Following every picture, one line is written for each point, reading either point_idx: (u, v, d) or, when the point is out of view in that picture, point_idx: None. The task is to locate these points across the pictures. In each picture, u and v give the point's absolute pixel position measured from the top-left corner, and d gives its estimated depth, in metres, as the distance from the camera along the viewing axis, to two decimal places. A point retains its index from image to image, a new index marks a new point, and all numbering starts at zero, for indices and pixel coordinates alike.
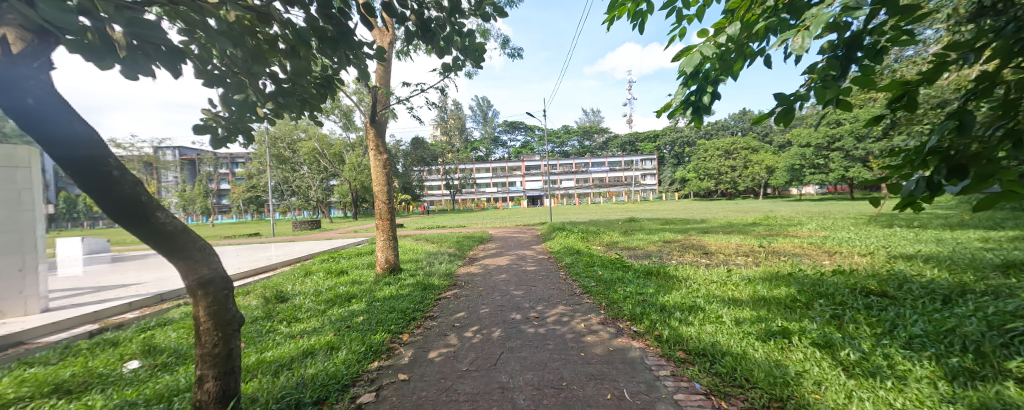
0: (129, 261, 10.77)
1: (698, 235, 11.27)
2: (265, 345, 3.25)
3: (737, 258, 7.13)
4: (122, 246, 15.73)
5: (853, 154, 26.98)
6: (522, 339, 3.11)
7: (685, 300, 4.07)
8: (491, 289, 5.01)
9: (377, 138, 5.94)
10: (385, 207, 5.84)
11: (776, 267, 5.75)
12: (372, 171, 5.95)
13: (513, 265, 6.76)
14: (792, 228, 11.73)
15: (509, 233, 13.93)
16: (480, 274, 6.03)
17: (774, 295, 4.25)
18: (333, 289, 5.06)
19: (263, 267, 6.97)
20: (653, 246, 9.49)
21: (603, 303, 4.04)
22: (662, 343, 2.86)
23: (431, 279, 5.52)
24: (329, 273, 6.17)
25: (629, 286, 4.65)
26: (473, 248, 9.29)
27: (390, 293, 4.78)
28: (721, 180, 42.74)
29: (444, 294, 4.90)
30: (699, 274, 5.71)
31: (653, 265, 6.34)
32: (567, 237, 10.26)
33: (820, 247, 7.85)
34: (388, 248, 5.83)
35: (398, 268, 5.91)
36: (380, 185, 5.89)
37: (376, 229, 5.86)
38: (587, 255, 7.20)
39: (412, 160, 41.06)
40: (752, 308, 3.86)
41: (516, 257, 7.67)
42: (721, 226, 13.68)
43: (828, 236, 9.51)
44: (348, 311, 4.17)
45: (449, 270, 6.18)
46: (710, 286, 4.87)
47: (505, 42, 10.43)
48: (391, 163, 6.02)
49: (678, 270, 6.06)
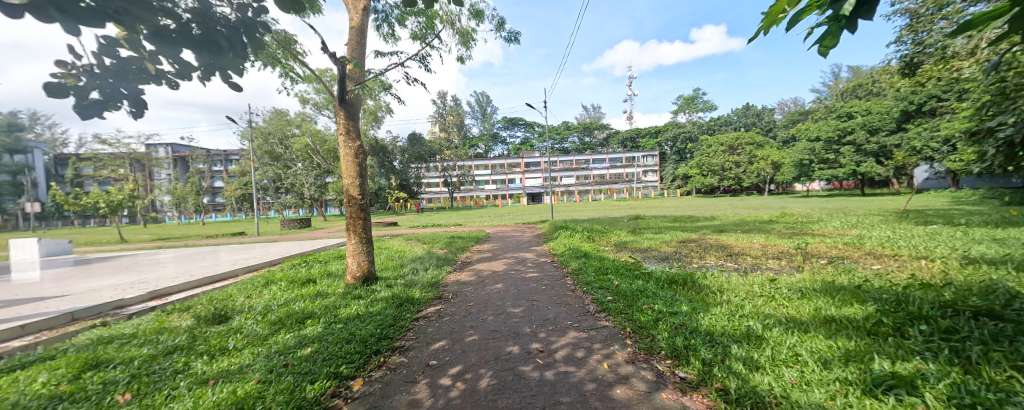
0: (92, 263, 9.77)
1: (715, 234, 10.27)
2: (155, 401, 2.25)
3: (772, 263, 6.11)
4: (96, 247, 14.74)
5: (865, 148, 26.00)
6: (520, 394, 2.13)
7: (736, 325, 3.12)
8: (482, 305, 4.01)
9: (347, 121, 4.95)
10: (357, 203, 4.83)
11: (827, 276, 4.76)
12: (342, 161, 4.94)
13: (511, 272, 5.75)
14: (816, 226, 10.75)
15: (507, 232, 12.91)
16: (472, 284, 5.06)
17: (849, 316, 3.28)
18: (289, 306, 4.08)
19: (220, 276, 5.97)
20: (669, 248, 8.44)
21: (628, 328, 3.08)
22: (733, 405, 1.92)
23: (410, 292, 4.52)
24: (293, 283, 5.20)
25: (657, 302, 3.67)
26: (467, 250, 8.28)
27: (356, 312, 3.82)
28: (725, 176, 41.82)
29: (424, 312, 3.92)
30: (738, 283, 4.69)
31: (675, 272, 5.35)
32: (571, 237, 9.28)
33: (862, 249, 6.86)
34: (360, 254, 4.84)
35: (371, 277, 4.91)
36: (351, 177, 4.89)
37: (346, 232, 4.84)
38: (597, 259, 6.18)
39: (410, 156, 40.07)
40: (827, 338, 2.93)
41: (514, 261, 6.68)
42: (736, 224, 12.70)
43: (862, 235, 8.56)
44: (297, 338, 3.21)
45: (434, 280, 5.18)
46: (758, 301, 3.90)
47: (500, 24, 9.47)
48: (366, 150, 5.01)
49: (708, 278, 5.06)
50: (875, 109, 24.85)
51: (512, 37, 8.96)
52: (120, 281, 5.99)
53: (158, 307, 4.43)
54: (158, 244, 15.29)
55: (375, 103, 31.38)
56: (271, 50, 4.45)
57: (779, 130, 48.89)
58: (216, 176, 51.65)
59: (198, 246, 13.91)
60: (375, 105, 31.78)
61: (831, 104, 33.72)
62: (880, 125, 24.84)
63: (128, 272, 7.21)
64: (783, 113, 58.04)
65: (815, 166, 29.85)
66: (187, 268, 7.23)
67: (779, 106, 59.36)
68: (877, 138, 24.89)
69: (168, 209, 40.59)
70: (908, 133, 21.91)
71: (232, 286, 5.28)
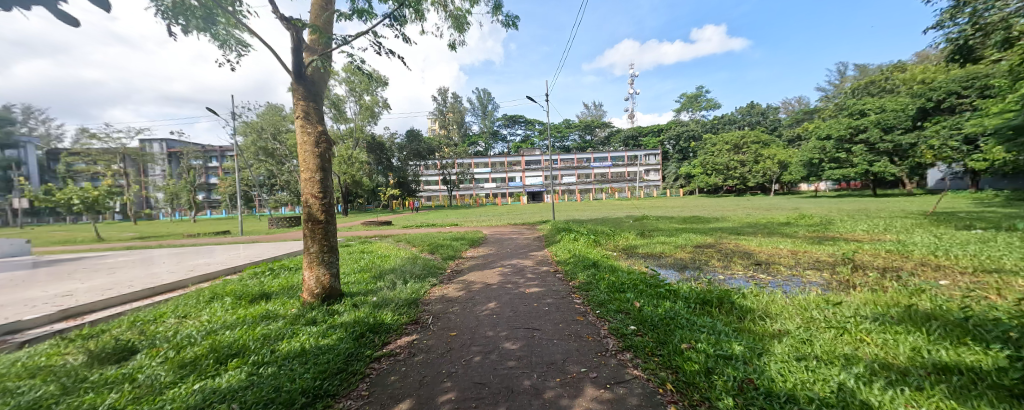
0: (47, 265, 8.87)
1: (732, 238, 9.34)
2: None
3: (814, 277, 5.22)
4: (67, 246, 13.78)
5: (878, 147, 24.94)
6: None
7: (823, 382, 2.18)
8: (468, 337, 3.08)
9: (305, 101, 4.02)
10: (317, 203, 3.92)
11: (900, 297, 3.82)
12: (298, 152, 4.02)
13: (507, 287, 4.77)
14: (840, 229, 9.84)
15: (504, 234, 11.98)
16: (458, 303, 4.14)
17: (970, 364, 2.35)
18: (218, 336, 3.17)
19: (164, 288, 5.08)
20: (685, 255, 7.52)
21: (669, 385, 2.16)
22: None
23: (380, 315, 3.61)
24: (242, 299, 4.30)
25: (698, 338, 2.74)
26: (458, 256, 7.32)
27: (302, 347, 2.88)
28: (729, 176, 40.90)
29: (392, 346, 3.01)
30: (786, 305, 3.78)
31: (707, 288, 4.39)
32: (575, 242, 8.31)
33: (913, 259, 5.95)
34: (320, 265, 3.93)
35: (335, 292, 4.02)
36: (309, 172, 3.97)
37: (303, 238, 3.94)
38: (608, 270, 5.27)
39: (408, 154, 39.14)
40: (959, 404, 2.00)
41: (511, 270, 5.73)
42: (751, 226, 11.87)
43: (899, 240, 7.68)
44: (205, 390, 2.28)
45: (414, 296, 4.27)
46: (825, 334, 2.98)
47: (497, 7, 8.51)
48: (330, 139, 4.11)
49: (748, 296, 4.12)
50: (890, 106, 23.77)
51: (509, 22, 7.95)
52: (48, 290, 5.10)
53: (61, 333, 3.51)
54: (133, 243, 14.37)
55: (370, 98, 30.43)
56: (201, 9, 3.58)
57: (784, 129, 47.82)
58: (210, 172, 50.58)
59: (174, 246, 13.04)
60: (371, 100, 30.81)
61: (841, 101, 32.73)
62: (895, 122, 23.71)
63: (71, 277, 6.31)
64: (787, 113, 57.02)
65: (824, 165, 28.86)
66: (142, 273, 6.35)
67: (782, 105, 58.48)
68: (891, 136, 23.83)
69: (161, 205, 39.73)
70: (926, 131, 21.06)
71: (170, 303, 4.36)
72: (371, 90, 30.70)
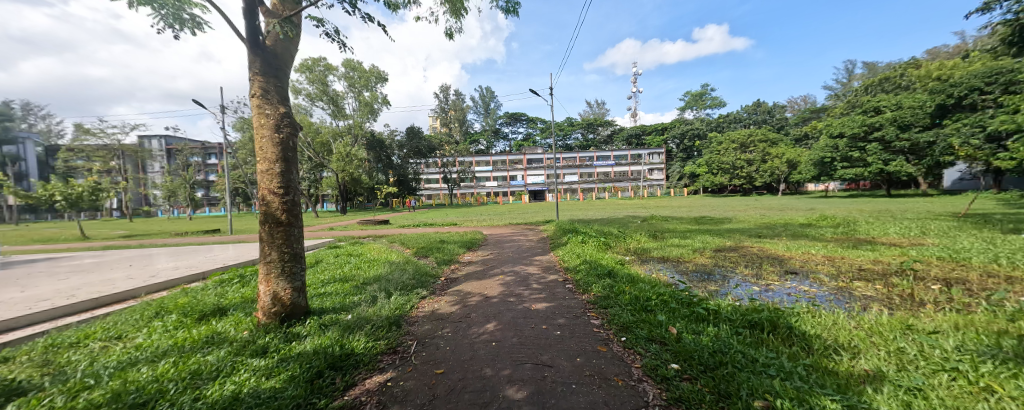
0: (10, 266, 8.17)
1: (754, 241, 8.52)
2: None
3: (868, 291, 4.43)
4: (45, 245, 13.05)
5: (894, 145, 24.10)
6: None
7: None
8: (458, 379, 2.33)
9: (263, 76, 3.29)
10: (277, 202, 3.19)
11: (1003, 322, 3.03)
12: (256, 138, 3.28)
13: (509, 301, 4.02)
14: (871, 232, 9.03)
15: (506, 235, 11.19)
16: (450, 324, 3.39)
17: None
18: (131, 374, 2.40)
19: (108, 299, 4.36)
20: (707, 260, 6.70)
21: None
22: None
23: (350, 342, 2.87)
24: (188, 317, 3.55)
25: (771, 388, 1.99)
26: (455, 261, 6.56)
27: (234, 392, 2.14)
28: (736, 175, 40.03)
29: (356, 392, 2.26)
30: (858, 331, 3.03)
31: (749, 305, 3.63)
32: (584, 245, 7.52)
33: (977, 268, 5.13)
34: (279, 278, 3.22)
35: (297, 310, 3.31)
36: (268, 163, 3.23)
37: (258, 244, 3.21)
38: (625, 280, 4.53)
39: (409, 151, 38.43)
40: None
41: (514, 280, 4.95)
42: (770, 227, 11.08)
43: (946, 245, 6.87)
44: None
45: (397, 315, 3.53)
46: (936, 379, 2.19)
47: None
48: (294, 123, 3.38)
49: (803, 317, 3.36)
50: (908, 103, 23.00)
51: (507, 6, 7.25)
52: None
53: None
54: (116, 242, 13.67)
55: (370, 94, 29.78)
56: None
57: (791, 128, 46.95)
58: (209, 170, 50.04)
59: (157, 245, 12.34)
60: (371, 96, 30.15)
61: (853, 99, 31.85)
62: (912, 120, 23.00)
63: (18, 283, 5.59)
64: (793, 112, 56.00)
65: (836, 164, 28.05)
66: (97, 279, 5.62)
67: (789, 104, 57.44)
68: (908, 134, 23.06)
69: (158, 203, 39.30)
70: (945, 128, 20.33)
71: (106, 321, 3.66)
72: (371, 86, 30.07)
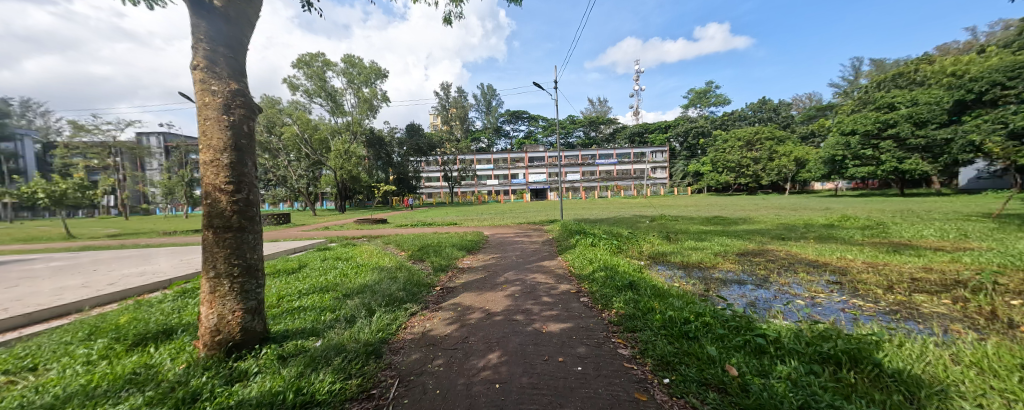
0: None
1: (779, 244, 7.81)
2: None
3: (939, 307, 3.74)
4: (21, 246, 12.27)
5: (909, 142, 23.29)
6: None
7: None
8: None
9: (208, 44, 2.61)
10: (224, 202, 2.51)
11: None
12: (200, 121, 2.60)
13: (515, 321, 3.33)
14: (903, 234, 8.34)
15: (508, 236, 10.50)
16: (442, 355, 2.67)
17: None
18: None
19: (40, 315, 3.67)
20: (735, 266, 6.01)
21: None
22: None
23: (310, 385, 2.18)
24: (120, 343, 2.88)
25: None
26: (453, 267, 5.88)
27: None
28: (741, 174, 39.22)
29: None
30: (972, 371, 2.32)
31: (811, 330, 2.94)
32: (594, 248, 6.86)
33: None
34: (227, 297, 2.56)
35: (247, 338, 2.64)
36: (213, 152, 2.55)
37: (200, 253, 2.53)
38: (650, 293, 3.87)
39: (408, 148, 37.83)
40: None
41: (520, 292, 4.26)
42: (789, 228, 10.35)
43: (999, 250, 6.16)
44: None
45: (377, 342, 2.84)
46: None
47: None
48: (248, 103, 2.71)
49: (887, 347, 2.66)
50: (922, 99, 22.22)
51: None
52: None
53: None
54: (97, 243, 12.93)
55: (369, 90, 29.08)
56: None
57: (797, 126, 46.14)
58: None
59: (139, 246, 11.61)
60: (370, 92, 29.47)
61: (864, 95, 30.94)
62: (929, 116, 22.19)
63: None
64: (798, 110, 55.10)
65: (847, 162, 27.18)
66: (46, 287, 4.93)
67: (793, 101, 56.60)
68: (923, 131, 22.27)
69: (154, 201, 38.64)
70: (965, 125, 19.63)
71: (26, 345, 2.98)
72: (371, 83, 29.34)
